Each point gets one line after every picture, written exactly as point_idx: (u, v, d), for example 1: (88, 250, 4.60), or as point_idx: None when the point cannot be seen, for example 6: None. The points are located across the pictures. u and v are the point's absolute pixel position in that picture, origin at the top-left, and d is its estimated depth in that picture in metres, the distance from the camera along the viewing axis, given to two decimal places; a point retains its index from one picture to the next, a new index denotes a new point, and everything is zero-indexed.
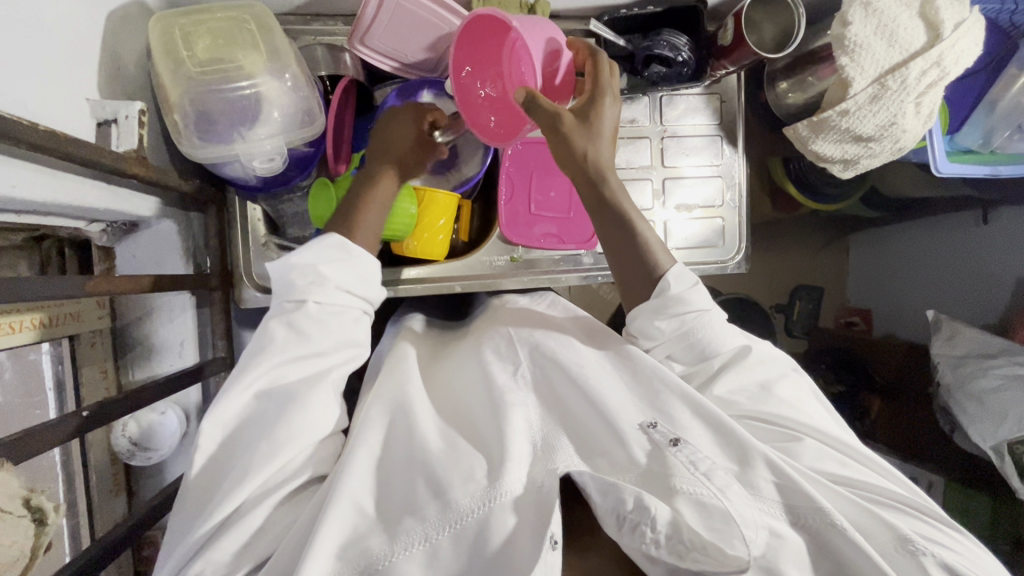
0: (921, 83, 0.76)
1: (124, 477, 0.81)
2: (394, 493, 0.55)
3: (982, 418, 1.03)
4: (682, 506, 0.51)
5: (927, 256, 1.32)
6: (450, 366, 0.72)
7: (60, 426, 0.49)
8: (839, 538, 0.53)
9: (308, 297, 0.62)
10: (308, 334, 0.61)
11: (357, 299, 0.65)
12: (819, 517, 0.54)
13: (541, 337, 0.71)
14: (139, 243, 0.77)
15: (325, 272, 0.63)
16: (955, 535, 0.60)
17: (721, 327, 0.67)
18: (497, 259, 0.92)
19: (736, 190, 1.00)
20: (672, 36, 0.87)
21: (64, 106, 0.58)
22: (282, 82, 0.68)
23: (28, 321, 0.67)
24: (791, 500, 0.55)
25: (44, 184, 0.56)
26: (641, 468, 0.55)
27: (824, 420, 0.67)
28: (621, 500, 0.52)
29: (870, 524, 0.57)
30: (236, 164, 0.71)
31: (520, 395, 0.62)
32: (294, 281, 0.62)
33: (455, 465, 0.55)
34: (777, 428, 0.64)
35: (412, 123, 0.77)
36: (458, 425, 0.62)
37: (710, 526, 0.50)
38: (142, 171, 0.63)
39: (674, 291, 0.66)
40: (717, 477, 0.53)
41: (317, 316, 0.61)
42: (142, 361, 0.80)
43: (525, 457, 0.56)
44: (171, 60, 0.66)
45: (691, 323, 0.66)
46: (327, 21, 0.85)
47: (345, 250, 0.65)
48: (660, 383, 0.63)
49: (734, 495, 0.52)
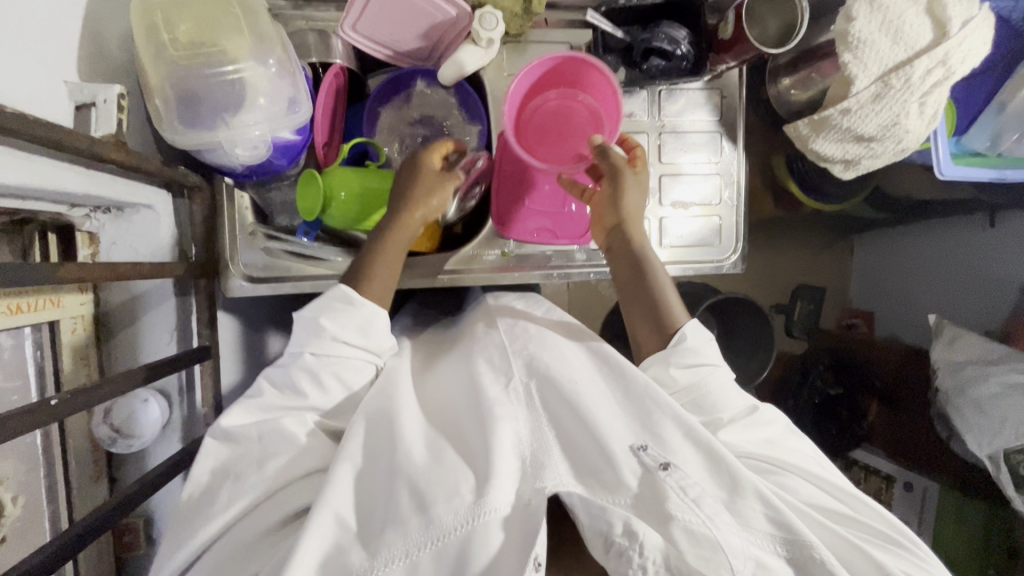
0: (926, 82, 0.73)
1: (105, 462, 0.79)
2: (376, 509, 0.54)
3: (980, 425, 1.02)
4: (676, 535, 0.51)
5: (939, 258, 1.29)
6: (443, 377, 0.71)
7: (27, 417, 0.47)
8: (821, 570, 0.53)
9: (306, 348, 0.64)
10: (301, 382, 0.63)
11: (357, 350, 0.66)
12: (803, 550, 0.53)
13: (536, 350, 0.69)
14: (121, 229, 0.75)
15: (324, 323, 0.65)
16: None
17: (729, 386, 0.67)
18: (488, 254, 0.91)
19: (735, 188, 0.98)
20: (671, 29, 0.83)
21: (40, 89, 0.56)
22: (266, 68, 0.67)
23: (5, 305, 0.65)
24: (780, 529, 0.54)
25: (12, 166, 0.55)
26: (632, 492, 0.53)
27: (817, 463, 0.66)
28: (610, 523, 0.52)
29: (857, 557, 0.57)
30: (219, 151, 0.69)
31: (510, 409, 0.61)
32: (301, 333, 0.66)
33: (438, 478, 0.54)
34: (766, 464, 0.63)
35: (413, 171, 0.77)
36: (447, 437, 0.60)
37: (700, 553, 0.50)
38: (120, 155, 0.60)
39: (690, 342, 0.67)
40: (706, 505, 0.53)
41: (314, 366, 0.63)
42: (126, 349, 0.78)
43: (513, 473, 0.54)
44: (151, 44, 0.64)
45: (704, 376, 0.66)
46: (319, 8, 0.84)
47: (348, 300, 0.67)
48: (656, 406, 0.61)
49: (723, 524, 0.52)
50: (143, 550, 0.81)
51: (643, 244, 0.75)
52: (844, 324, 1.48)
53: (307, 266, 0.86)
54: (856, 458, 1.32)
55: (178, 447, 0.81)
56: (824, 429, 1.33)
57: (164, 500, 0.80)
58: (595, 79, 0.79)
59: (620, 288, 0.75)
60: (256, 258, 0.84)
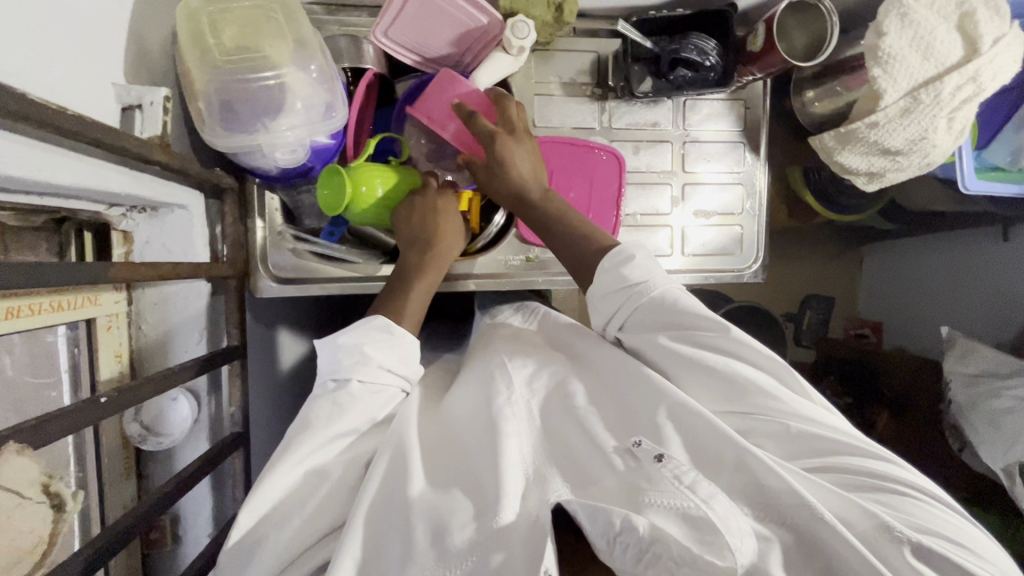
0: (956, 98, 0.74)
1: (134, 460, 0.80)
2: (391, 547, 0.52)
3: (993, 438, 1.03)
4: (666, 519, 0.48)
5: (951, 269, 1.30)
6: (451, 397, 0.71)
7: (82, 412, 0.48)
8: (828, 530, 0.48)
9: (353, 376, 0.64)
10: (348, 413, 0.62)
11: (398, 379, 0.67)
12: (809, 511, 0.49)
13: (538, 367, 0.69)
14: (155, 230, 0.76)
15: (369, 352, 0.66)
16: (943, 514, 0.52)
17: (672, 298, 0.66)
18: (512, 259, 0.92)
19: (756, 198, 0.99)
20: (700, 39, 0.84)
21: (89, 91, 0.58)
22: (306, 74, 0.68)
23: (47, 304, 0.65)
24: (771, 498, 0.51)
25: (58, 166, 0.55)
26: (627, 488, 0.52)
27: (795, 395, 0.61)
28: (610, 522, 0.48)
29: (852, 509, 0.51)
30: (256, 155, 0.70)
31: (514, 424, 0.60)
32: (341, 360, 0.65)
33: (448, 504, 0.54)
34: (752, 417, 0.60)
35: (420, 209, 0.80)
36: (455, 462, 0.60)
37: (700, 539, 0.46)
38: (166, 157, 0.62)
39: (609, 266, 0.69)
40: (703, 486, 0.50)
41: (359, 395, 0.63)
42: (158, 349, 0.79)
43: (520, 487, 0.54)
44: (197, 48, 0.65)
45: (635, 296, 0.67)
46: (353, 14, 0.85)
47: (387, 330, 0.69)
48: (651, 402, 0.60)
49: (722, 502, 0.49)
50: (170, 546, 0.82)
51: (545, 205, 0.78)
52: (852, 334, 1.49)
53: (333, 268, 0.87)
54: None
55: (206, 446, 0.81)
56: None
57: (194, 498, 0.81)
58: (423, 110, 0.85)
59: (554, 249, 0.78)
60: (285, 260, 0.86)
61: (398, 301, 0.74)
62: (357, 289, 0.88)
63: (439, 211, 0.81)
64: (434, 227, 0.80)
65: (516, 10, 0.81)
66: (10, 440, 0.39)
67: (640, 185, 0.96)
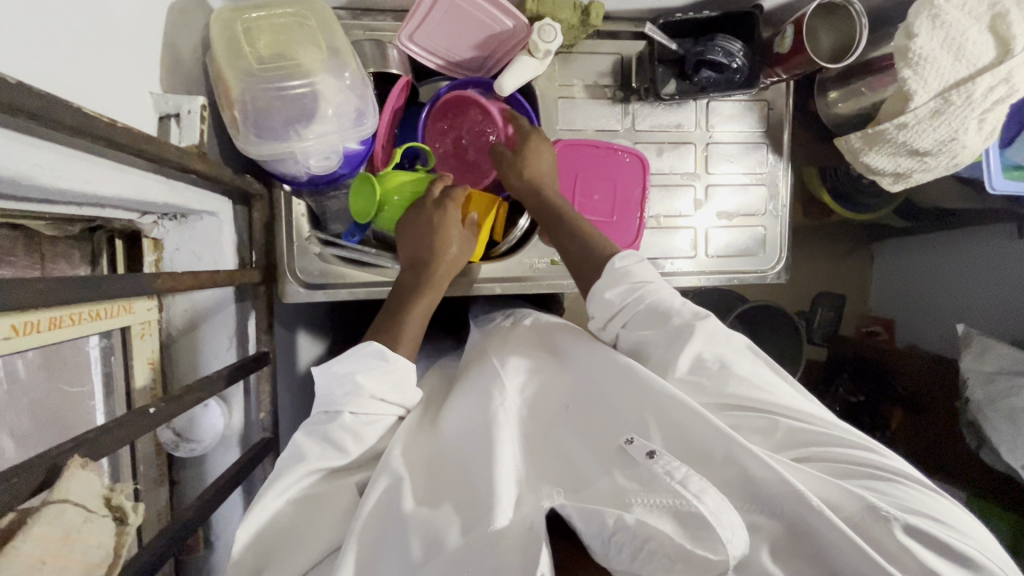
0: (988, 99, 0.74)
1: (167, 467, 0.80)
2: (387, 560, 0.52)
3: (1013, 435, 1.03)
4: (658, 517, 0.47)
5: (969, 267, 1.30)
6: (449, 404, 0.70)
7: (135, 422, 0.48)
8: (815, 516, 0.47)
9: (345, 408, 0.63)
10: (340, 444, 0.61)
11: (392, 406, 0.66)
12: (795, 499, 0.49)
13: (531, 376, 0.69)
14: (185, 237, 0.76)
15: (361, 382, 0.64)
16: (928, 496, 0.52)
17: (673, 297, 0.68)
18: (538, 262, 0.92)
19: (779, 199, 0.99)
20: (726, 41, 0.83)
21: (130, 101, 0.58)
22: (341, 81, 0.68)
23: (86, 313, 0.65)
24: (763, 492, 0.50)
25: (102, 176, 0.56)
26: (622, 488, 0.51)
27: (785, 391, 0.62)
28: (603, 523, 0.48)
29: (837, 493, 0.50)
30: (289, 162, 0.71)
31: (507, 431, 0.61)
32: (335, 391, 0.64)
33: (443, 515, 0.53)
34: (744, 412, 0.60)
35: (415, 219, 0.80)
36: (452, 471, 0.59)
37: (693, 534, 0.46)
38: (204, 166, 0.62)
39: (621, 266, 0.71)
40: (693, 482, 0.49)
41: (352, 428, 0.62)
42: (189, 356, 0.80)
43: (514, 495, 0.54)
44: (231, 56, 0.65)
45: (642, 292, 0.69)
46: (378, 18, 0.85)
47: (381, 356, 0.67)
48: (640, 398, 0.60)
49: (714, 497, 0.48)
50: (202, 553, 0.82)
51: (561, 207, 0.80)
52: (864, 332, 1.48)
53: (360, 274, 0.88)
54: None
55: (237, 454, 0.82)
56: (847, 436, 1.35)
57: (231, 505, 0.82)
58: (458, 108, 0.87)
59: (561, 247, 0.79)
60: (312, 266, 0.86)
61: (394, 323, 0.73)
62: (384, 294, 0.88)
63: (435, 226, 0.78)
64: (428, 240, 0.78)
65: (544, 14, 0.81)
66: (73, 453, 0.41)
67: (663, 187, 0.96)
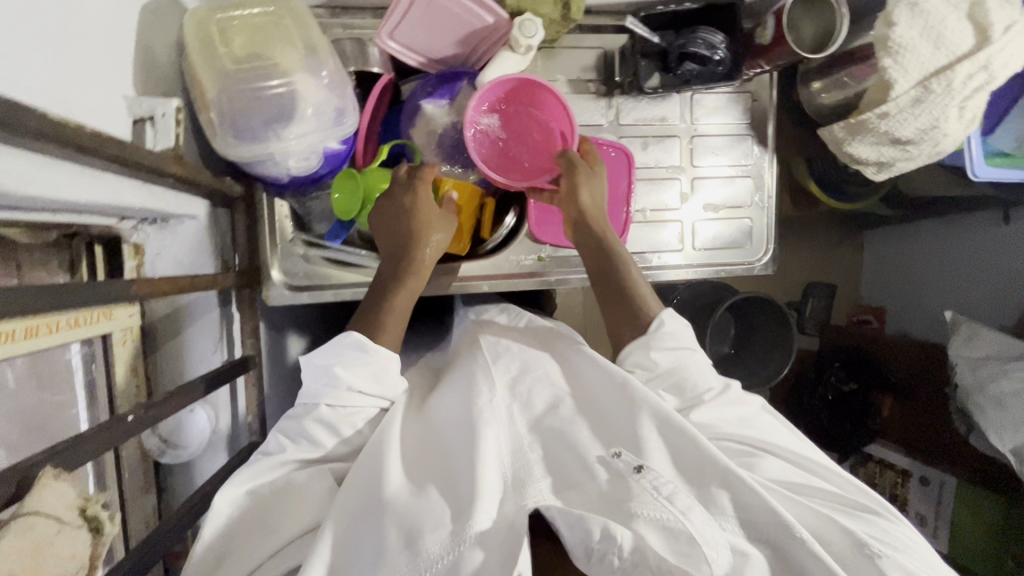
0: (967, 87, 0.74)
1: (153, 473, 0.79)
2: (361, 553, 0.52)
3: (1003, 420, 1.03)
4: (647, 530, 0.50)
5: (957, 254, 1.30)
6: (437, 396, 0.69)
7: (114, 429, 0.48)
8: (798, 548, 0.51)
9: (321, 400, 0.62)
10: (314, 433, 0.61)
11: (371, 399, 0.64)
12: (783, 531, 0.52)
13: (525, 365, 0.67)
14: (165, 241, 0.75)
15: (339, 373, 0.63)
16: (914, 541, 0.56)
17: (706, 367, 0.68)
18: (526, 259, 0.92)
19: (765, 191, 0.99)
20: (708, 33, 0.82)
21: (103, 106, 0.57)
22: (319, 79, 0.67)
23: (64, 321, 0.64)
24: (751, 516, 0.53)
25: (76, 181, 0.55)
26: (604, 496, 0.53)
27: (793, 441, 0.65)
28: (588, 531, 0.50)
29: (830, 528, 0.55)
30: (267, 163, 0.70)
31: (493, 426, 0.59)
32: (315, 382, 0.64)
33: (424, 508, 0.53)
34: (742, 445, 0.62)
35: (393, 208, 0.77)
36: (435, 464, 0.59)
37: (677, 550, 0.49)
38: (181, 170, 0.62)
39: (668, 326, 0.69)
40: (679, 501, 0.52)
41: (328, 419, 0.62)
42: (173, 361, 0.79)
43: (496, 492, 0.53)
44: (207, 57, 0.65)
45: (682, 359, 0.68)
46: (357, 16, 0.84)
47: (362, 348, 0.65)
48: (634, 407, 0.60)
49: (697, 517, 0.51)
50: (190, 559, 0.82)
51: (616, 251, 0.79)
52: (855, 321, 1.47)
53: (345, 274, 0.87)
54: (871, 453, 1.34)
55: (224, 459, 0.81)
56: (839, 425, 1.35)
57: None
58: (547, 101, 0.83)
59: (599, 285, 0.78)
60: (296, 267, 0.85)
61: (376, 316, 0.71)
62: None
63: (408, 212, 0.77)
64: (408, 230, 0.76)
65: (525, 9, 0.81)
66: (45, 465, 0.41)
67: (648, 180, 0.96)
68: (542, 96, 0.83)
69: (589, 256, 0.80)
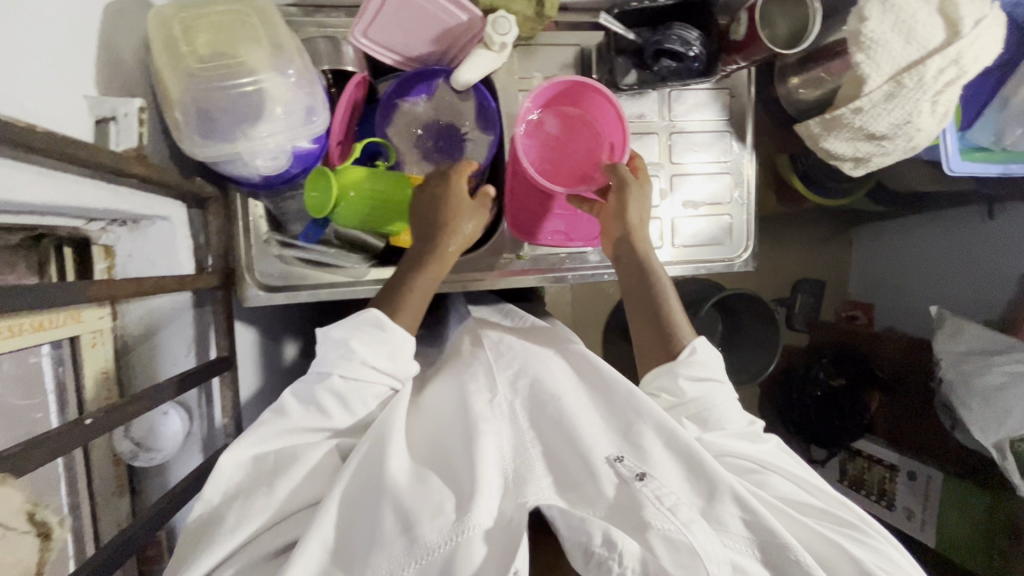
0: (938, 82, 0.74)
1: (127, 477, 0.78)
2: (358, 543, 0.52)
3: (985, 415, 1.03)
4: (652, 539, 0.49)
5: (941, 249, 1.31)
6: (434, 392, 0.69)
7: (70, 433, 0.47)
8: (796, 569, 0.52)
9: (335, 370, 0.61)
10: (324, 404, 0.61)
11: (382, 375, 0.64)
12: (779, 550, 0.53)
13: (531, 365, 0.67)
14: (136, 243, 0.74)
15: (354, 347, 0.62)
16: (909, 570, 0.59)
17: (731, 403, 0.68)
18: (504, 257, 0.91)
19: (745, 187, 0.99)
20: (683, 30, 0.83)
21: (63, 106, 0.57)
22: (287, 78, 0.66)
23: (27, 324, 0.63)
24: (757, 535, 0.53)
25: (35, 182, 0.54)
26: (609, 502, 0.52)
27: (798, 470, 0.68)
28: (589, 535, 0.50)
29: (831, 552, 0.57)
30: (236, 163, 0.69)
31: (493, 424, 0.59)
32: (329, 352, 0.63)
33: (423, 496, 0.52)
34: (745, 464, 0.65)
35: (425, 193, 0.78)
36: (435, 460, 0.59)
37: (682, 564, 0.48)
38: (145, 171, 0.61)
39: (699, 356, 0.68)
40: (682, 511, 0.51)
41: (340, 391, 0.61)
42: (146, 363, 0.78)
43: (496, 488, 0.53)
44: (170, 56, 0.64)
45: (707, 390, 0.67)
46: (331, 14, 0.84)
47: (379, 326, 0.64)
48: (638, 416, 0.61)
49: (699, 530, 0.50)
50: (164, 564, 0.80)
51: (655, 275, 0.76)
52: (844, 316, 1.49)
53: (321, 274, 0.86)
54: (860, 449, 1.34)
55: (199, 460, 0.80)
56: (827, 420, 1.35)
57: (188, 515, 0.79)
58: (597, 104, 0.79)
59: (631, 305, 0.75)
60: (271, 267, 0.84)
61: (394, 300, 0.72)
62: (347, 293, 0.88)
63: (438, 198, 0.77)
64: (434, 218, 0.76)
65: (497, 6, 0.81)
66: None
67: None
68: (593, 100, 0.79)
69: (625, 269, 0.77)
